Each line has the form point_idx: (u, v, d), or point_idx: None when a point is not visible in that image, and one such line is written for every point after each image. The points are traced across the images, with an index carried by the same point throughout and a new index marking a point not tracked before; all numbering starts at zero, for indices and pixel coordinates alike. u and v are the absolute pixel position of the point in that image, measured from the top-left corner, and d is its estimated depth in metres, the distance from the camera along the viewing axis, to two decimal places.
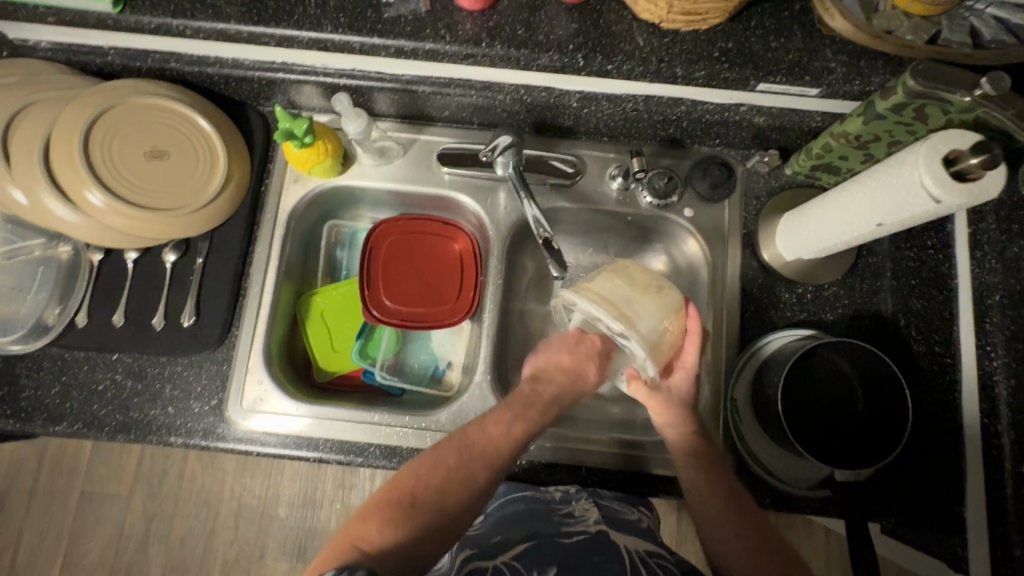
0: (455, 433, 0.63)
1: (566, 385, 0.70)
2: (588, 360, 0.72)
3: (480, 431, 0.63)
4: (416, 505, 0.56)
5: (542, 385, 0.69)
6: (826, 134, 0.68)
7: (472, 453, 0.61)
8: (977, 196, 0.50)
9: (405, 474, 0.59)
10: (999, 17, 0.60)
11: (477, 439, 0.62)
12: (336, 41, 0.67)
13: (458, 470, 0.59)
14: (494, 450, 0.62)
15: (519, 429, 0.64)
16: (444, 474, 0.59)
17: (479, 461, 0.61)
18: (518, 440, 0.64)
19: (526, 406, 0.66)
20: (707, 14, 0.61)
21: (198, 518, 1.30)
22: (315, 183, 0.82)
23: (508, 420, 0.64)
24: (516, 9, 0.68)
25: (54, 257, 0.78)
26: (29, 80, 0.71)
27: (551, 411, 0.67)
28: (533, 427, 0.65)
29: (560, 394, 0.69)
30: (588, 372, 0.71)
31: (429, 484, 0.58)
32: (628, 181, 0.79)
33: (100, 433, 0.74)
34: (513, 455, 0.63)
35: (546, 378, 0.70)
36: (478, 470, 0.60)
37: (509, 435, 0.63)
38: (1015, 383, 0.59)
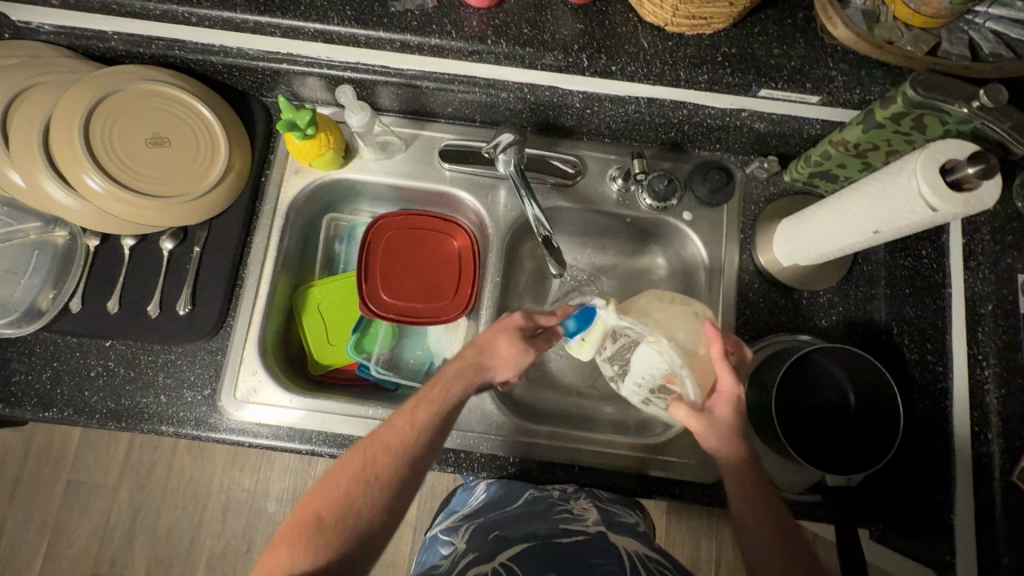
0: (360, 441, 0.56)
1: (474, 359, 0.62)
2: (504, 334, 0.63)
3: (384, 428, 0.56)
4: (330, 524, 0.50)
5: (447, 370, 0.60)
6: (826, 141, 0.69)
7: (377, 457, 0.54)
8: (972, 206, 0.50)
9: (309, 498, 0.53)
10: (997, 31, 0.61)
11: (379, 439, 0.55)
12: (341, 32, 0.67)
13: (364, 476, 0.53)
14: (404, 442, 0.55)
15: (426, 417, 0.57)
16: (349, 484, 0.52)
17: (386, 458, 0.54)
18: (435, 428, 0.57)
19: (431, 391, 0.59)
20: (711, 18, 0.62)
21: (186, 511, 1.29)
22: (316, 175, 0.82)
23: (413, 407, 0.57)
24: (523, 7, 0.68)
25: (50, 241, 0.77)
26: (31, 63, 0.71)
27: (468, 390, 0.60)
28: (445, 411, 0.58)
29: (465, 368, 0.61)
30: (500, 351, 0.63)
31: (332, 502, 0.52)
32: (628, 183, 0.79)
33: (91, 419, 0.73)
34: (434, 443, 0.57)
35: (454, 370, 0.61)
36: (389, 470, 0.54)
37: (417, 424, 0.56)
38: (1005, 392, 0.61)
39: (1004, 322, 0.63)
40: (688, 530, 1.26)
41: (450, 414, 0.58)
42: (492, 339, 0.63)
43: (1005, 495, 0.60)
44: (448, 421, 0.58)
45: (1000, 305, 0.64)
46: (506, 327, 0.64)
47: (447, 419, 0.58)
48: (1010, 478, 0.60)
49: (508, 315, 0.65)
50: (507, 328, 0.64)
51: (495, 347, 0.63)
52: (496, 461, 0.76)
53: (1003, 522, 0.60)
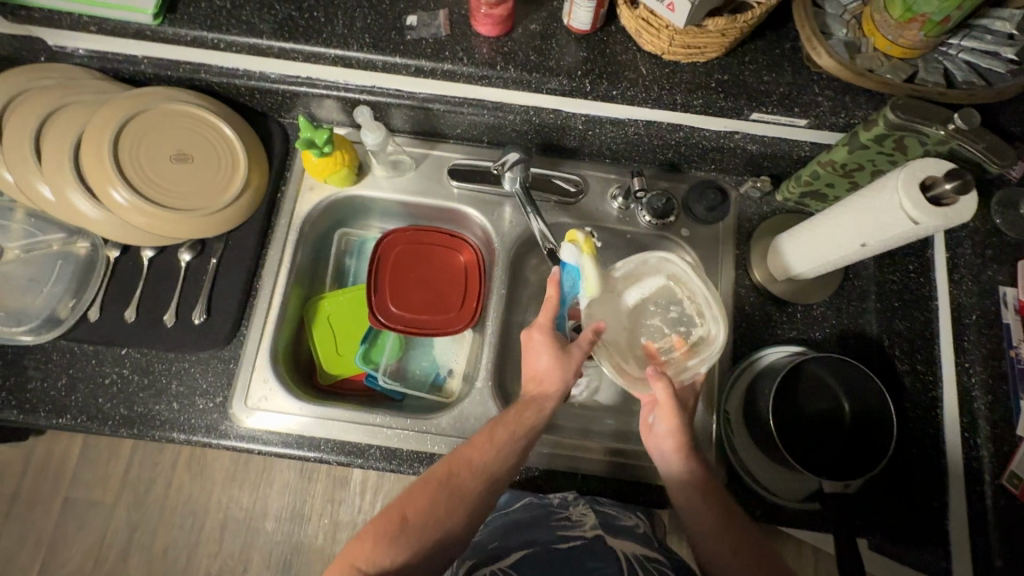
0: (445, 458, 0.63)
1: (531, 395, 0.68)
2: (543, 351, 0.69)
3: (473, 447, 0.63)
4: (410, 525, 0.57)
5: (525, 403, 0.67)
6: (815, 162, 0.73)
7: (466, 473, 0.61)
8: (951, 219, 0.54)
9: (398, 498, 0.60)
10: (969, 61, 0.66)
11: (466, 456, 0.62)
12: (359, 58, 0.72)
13: (452, 492, 0.60)
14: (486, 461, 0.62)
15: (504, 439, 0.64)
16: (439, 492, 0.60)
17: (471, 474, 0.61)
18: (514, 454, 0.64)
19: (504, 416, 0.65)
20: (705, 48, 0.66)
21: (183, 529, 1.28)
22: (329, 192, 0.85)
23: (495, 428, 0.64)
24: (529, 36, 0.73)
25: (72, 252, 0.80)
26: (65, 83, 0.75)
27: (536, 421, 0.66)
28: (528, 437, 0.65)
29: (522, 411, 0.66)
30: (536, 364, 0.69)
31: (424, 507, 0.58)
32: (628, 201, 0.83)
33: (103, 426, 0.75)
34: (513, 469, 0.64)
35: (530, 395, 0.68)
36: (473, 485, 0.61)
37: (503, 452, 0.63)
38: (992, 399, 0.64)
39: (987, 330, 0.67)
40: (689, 551, 1.26)
41: (529, 440, 0.65)
42: (533, 355, 0.70)
43: (996, 500, 0.62)
44: (527, 446, 0.65)
45: (983, 315, 0.67)
46: (534, 345, 0.70)
47: (526, 452, 0.65)
48: (1000, 481, 0.62)
49: (529, 333, 0.70)
50: (534, 346, 0.70)
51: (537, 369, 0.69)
52: None
53: (996, 526, 0.61)
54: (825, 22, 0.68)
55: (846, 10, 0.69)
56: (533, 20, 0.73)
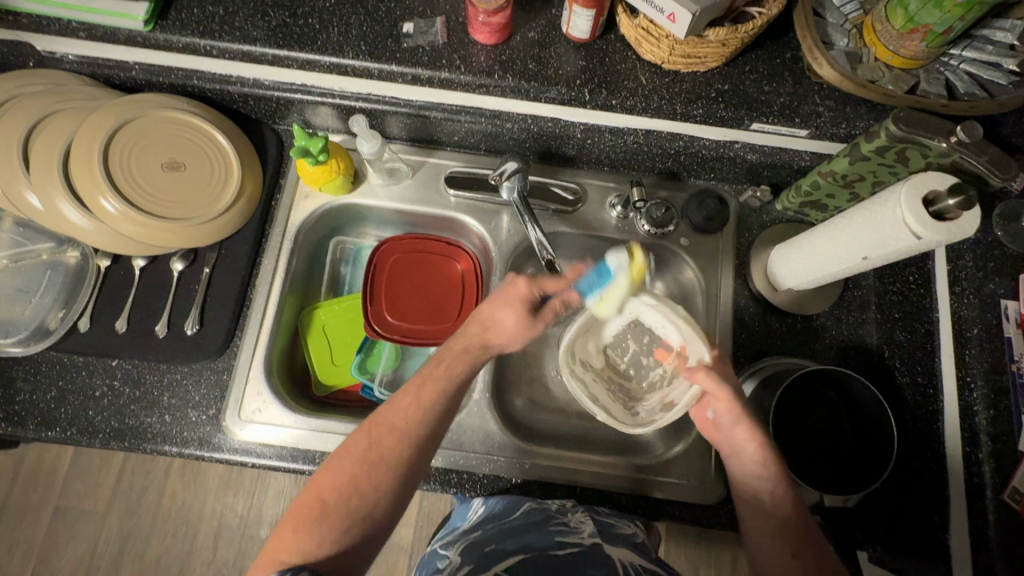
0: (363, 424, 0.60)
1: (478, 336, 0.66)
2: (508, 306, 0.66)
3: (392, 408, 0.60)
4: (333, 506, 0.55)
5: (450, 358, 0.64)
6: (815, 173, 0.73)
7: (385, 436, 0.59)
8: (955, 234, 0.53)
9: (317, 477, 0.58)
10: (971, 73, 0.66)
11: (382, 421, 0.59)
12: (355, 66, 0.71)
13: (372, 459, 0.57)
14: (408, 424, 0.59)
15: (430, 396, 0.61)
16: (357, 462, 0.57)
17: (391, 439, 0.58)
18: (436, 410, 0.61)
19: (438, 367, 0.63)
20: (705, 57, 0.66)
21: (176, 538, 1.27)
22: (324, 200, 0.84)
23: (421, 386, 0.61)
24: (528, 45, 0.72)
25: (63, 261, 0.79)
26: (54, 90, 0.74)
27: (462, 376, 0.63)
28: (449, 390, 0.62)
29: (468, 346, 0.65)
30: (506, 319, 0.65)
31: (344, 480, 0.56)
32: (627, 210, 0.82)
33: (93, 439, 0.73)
34: (438, 425, 0.61)
35: (460, 348, 0.65)
36: (394, 448, 0.58)
37: (422, 408, 0.60)
38: (993, 412, 0.64)
39: (989, 345, 0.67)
40: (687, 558, 1.25)
41: (452, 394, 0.62)
42: (495, 308, 0.66)
43: (998, 515, 0.61)
44: (450, 400, 0.62)
45: (985, 330, 0.67)
46: (505, 294, 0.67)
47: (452, 405, 0.62)
48: (1002, 497, 0.62)
49: (512, 282, 0.67)
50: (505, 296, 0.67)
51: (497, 322, 0.66)
52: (498, 481, 0.76)
53: (998, 541, 0.61)
54: (826, 32, 0.68)
55: (847, 19, 0.68)
56: (532, 28, 0.72)
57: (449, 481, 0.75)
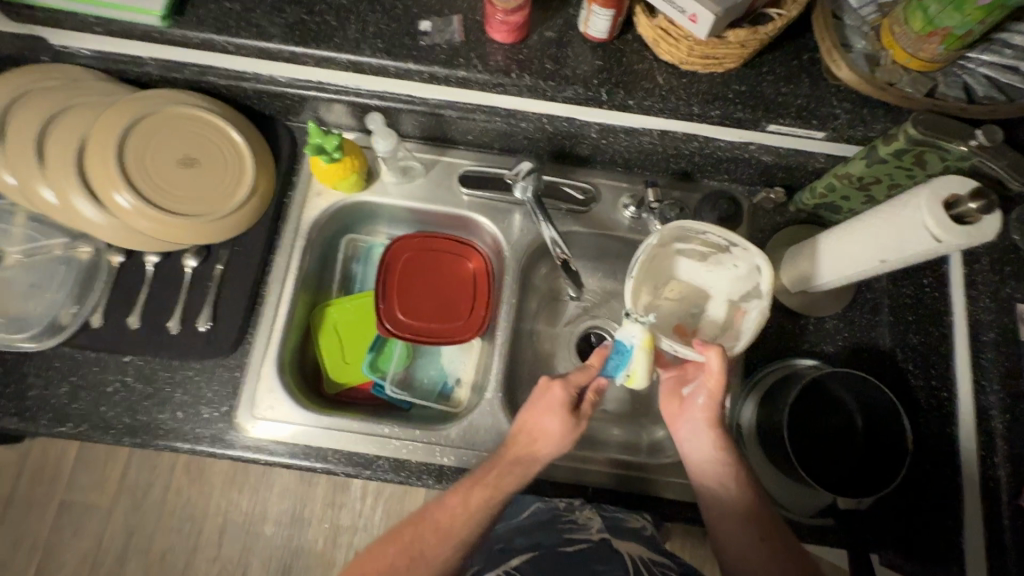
0: (412, 515, 0.63)
1: (524, 449, 0.64)
2: (552, 413, 0.64)
3: (440, 505, 0.61)
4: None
5: (501, 463, 0.63)
6: (830, 175, 0.72)
7: (428, 534, 0.60)
8: (974, 237, 0.53)
9: (361, 559, 0.62)
10: (989, 76, 0.66)
11: (431, 516, 0.61)
12: (372, 64, 0.71)
13: (413, 551, 0.59)
14: (455, 527, 0.59)
15: (476, 505, 0.60)
16: (400, 550, 0.60)
17: (435, 537, 0.60)
18: (484, 518, 0.60)
19: (491, 477, 0.62)
20: (723, 59, 0.66)
21: (182, 534, 1.27)
22: (337, 197, 0.84)
23: (467, 490, 0.61)
24: (545, 44, 0.72)
25: (75, 256, 0.79)
26: (69, 84, 0.73)
27: (511, 488, 0.61)
28: (499, 501, 0.61)
29: (517, 460, 0.63)
30: (549, 425, 0.64)
31: (382, 567, 0.59)
32: (640, 210, 0.82)
33: (106, 435, 0.73)
34: (484, 533, 0.60)
35: (508, 458, 0.63)
36: (439, 548, 0.59)
37: (471, 521, 0.60)
38: (1010, 418, 0.65)
39: (1005, 348, 0.67)
40: (692, 557, 1.25)
41: (505, 502, 0.61)
42: (539, 414, 0.65)
43: (1012, 519, 0.62)
44: (502, 510, 0.61)
45: (1003, 332, 0.68)
46: (545, 398, 0.65)
47: (500, 509, 0.61)
48: (1018, 502, 0.63)
49: (547, 388, 0.66)
50: (545, 400, 0.65)
51: (545, 432, 0.64)
52: None
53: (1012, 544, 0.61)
54: (844, 34, 0.68)
55: (865, 21, 0.68)
56: (549, 27, 0.72)
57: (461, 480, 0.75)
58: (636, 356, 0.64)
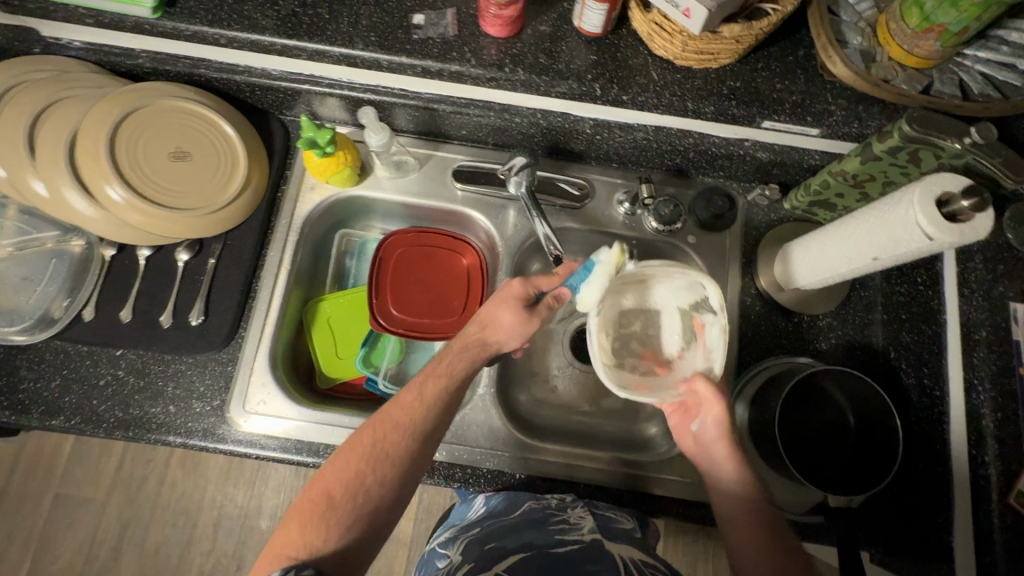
0: (369, 420, 0.60)
1: (473, 334, 0.66)
2: (504, 307, 0.66)
3: (399, 404, 0.60)
4: (340, 498, 0.55)
5: (450, 357, 0.64)
6: (825, 172, 0.72)
7: (389, 431, 0.58)
8: (967, 235, 0.53)
9: (320, 475, 0.57)
10: (985, 73, 0.65)
11: (391, 417, 0.59)
12: (365, 57, 0.70)
13: (376, 452, 0.57)
14: (413, 420, 0.59)
15: (432, 394, 0.61)
16: (361, 454, 0.57)
17: (397, 431, 0.58)
18: (440, 405, 0.61)
19: (437, 366, 0.63)
20: (717, 54, 0.65)
21: (177, 527, 1.27)
22: (330, 192, 0.84)
23: (421, 383, 0.62)
24: (539, 38, 0.71)
25: (67, 250, 0.79)
26: (60, 76, 0.73)
27: (461, 376, 0.63)
28: (452, 390, 0.62)
29: (466, 345, 0.65)
30: (502, 320, 0.66)
31: (347, 476, 0.56)
32: (634, 206, 0.82)
33: (98, 429, 0.73)
34: (440, 421, 0.61)
35: (459, 349, 0.65)
36: (403, 442, 0.58)
37: (427, 408, 0.60)
38: (1000, 415, 0.65)
39: (997, 347, 0.67)
40: (686, 553, 1.26)
41: (456, 391, 0.62)
42: (494, 310, 0.66)
43: (1002, 517, 0.62)
44: (454, 402, 0.62)
45: (994, 332, 0.67)
46: (499, 296, 0.67)
47: (453, 403, 0.62)
48: (1008, 501, 0.62)
49: (510, 285, 0.67)
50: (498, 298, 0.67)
51: (495, 323, 0.66)
52: (501, 476, 0.76)
53: (1002, 543, 0.61)
54: (841, 30, 0.67)
55: (862, 17, 0.68)
56: (543, 21, 0.72)
57: (453, 476, 0.76)
58: (600, 273, 0.61)
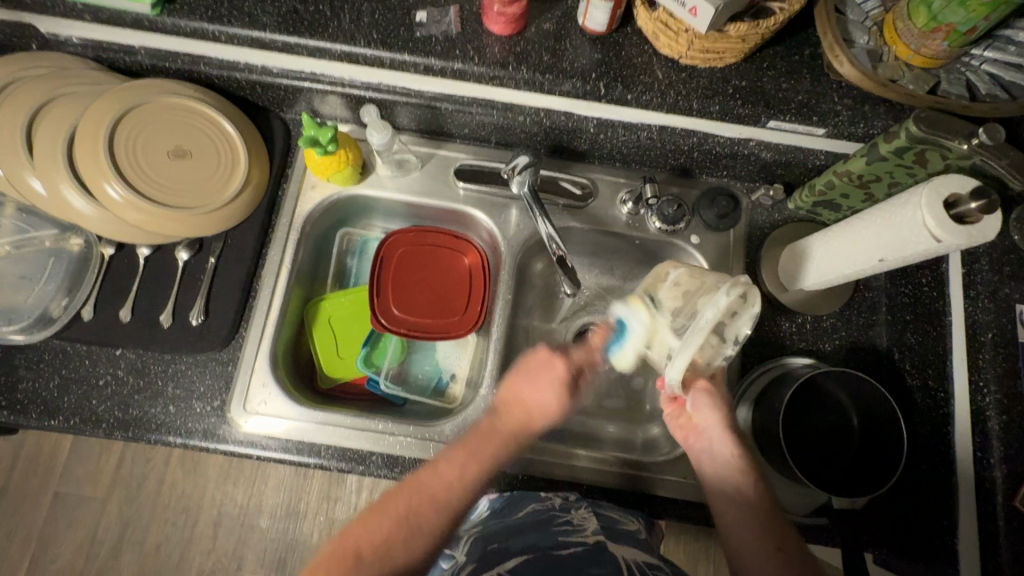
0: (403, 483, 0.60)
1: (520, 424, 0.65)
2: (552, 382, 0.66)
3: (433, 472, 0.60)
4: (367, 562, 0.54)
5: (494, 428, 0.65)
6: (830, 172, 0.72)
7: (425, 503, 0.58)
8: (975, 238, 0.52)
9: (348, 532, 0.57)
10: (992, 73, 0.65)
11: (426, 484, 0.59)
12: (367, 55, 0.70)
13: (409, 518, 0.57)
14: (450, 497, 0.59)
15: (472, 475, 0.61)
16: (393, 522, 0.57)
17: (432, 506, 0.58)
18: (474, 487, 0.61)
19: (480, 447, 0.63)
20: (723, 52, 0.65)
21: (176, 526, 1.26)
22: (332, 190, 0.83)
23: (461, 462, 0.61)
24: (543, 36, 0.71)
25: (66, 248, 0.78)
26: (57, 73, 0.72)
27: (501, 460, 0.63)
28: (488, 473, 0.62)
29: (512, 429, 0.65)
30: (546, 399, 0.65)
31: (376, 540, 0.55)
32: (638, 206, 0.81)
33: (97, 429, 0.73)
34: (468, 502, 0.60)
35: (501, 429, 0.65)
36: (436, 517, 0.58)
37: (462, 487, 0.60)
38: (1005, 418, 0.64)
39: (1003, 350, 0.66)
40: (686, 553, 1.26)
41: (491, 473, 0.63)
42: (536, 386, 0.66)
43: (1008, 520, 0.62)
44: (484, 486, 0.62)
45: (1000, 334, 0.67)
46: (539, 363, 0.67)
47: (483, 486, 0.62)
48: (1013, 503, 0.62)
49: (548, 358, 0.67)
50: (540, 366, 0.67)
51: (541, 398, 0.65)
52: (504, 477, 0.76)
53: (1007, 546, 0.61)
54: (847, 29, 0.67)
55: (868, 16, 0.67)
56: (546, 19, 0.71)
57: None
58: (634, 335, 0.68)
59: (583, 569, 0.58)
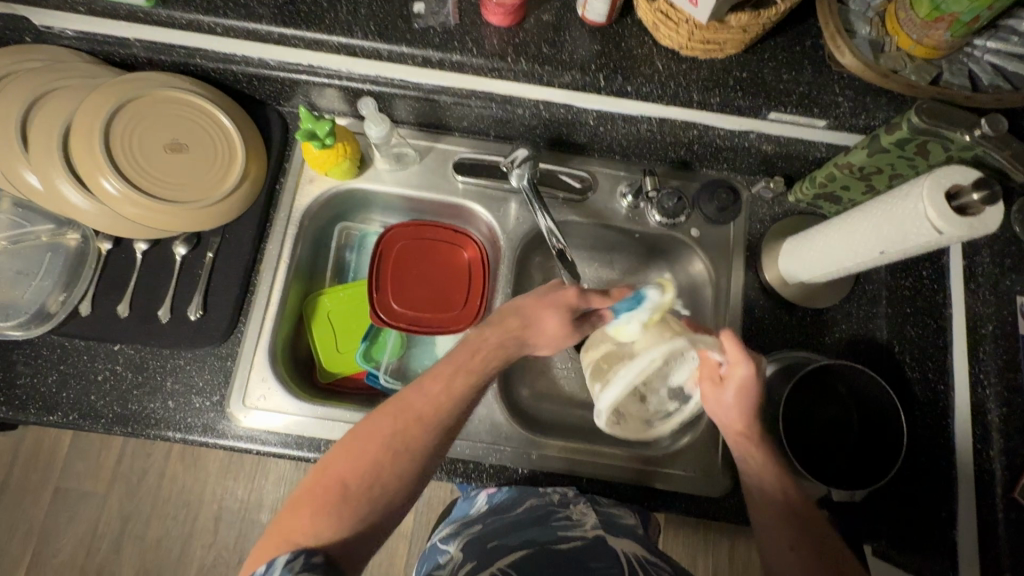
0: (389, 403, 0.60)
1: (515, 330, 0.65)
2: (550, 308, 0.66)
3: (420, 393, 0.60)
4: (353, 489, 0.54)
5: (486, 339, 0.64)
6: (831, 165, 0.71)
7: (411, 421, 0.58)
8: (976, 229, 0.52)
9: (329, 462, 0.56)
10: (995, 64, 0.64)
11: (414, 406, 0.59)
12: (364, 47, 0.69)
13: (397, 438, 0.57)
14: (437, 414, 0.59)
15: (460, 387, 0.61)
16: (381, 442, 0.56)
17: (419, 426, 0.58)
18: (464, 400, 0.60)
19: (467, 358, 0.63)
20: (725, 44, 0.64)
21: (177, 521, 1.27)
22: (330, 184, 0.82)
23: (449, 377, 0.61)
24: (542, 27, 0.70)
25: (63, 243, 0.78)
26: (51, 67, 0.71)
27: (490, 371, 0.63)
28: (478, 385, 0.62)
29: (503, 342, 0.65)
30: (546, 323, 0.66)
31: (360, 466, 0.55)
32: (638, 200, 0.81)
33: (96, 424, 0.72)
34: (459, 414, 0.60)
35: (495, 342, 0.64)
36: (424, 436, 0.58)
37: (450, 404, 0.60)
38: (1006, 410, 0.64)
39: (1004, 342, 0.66)
40: (685, 546, 1.26)
41: (482, 384, 0.62)
42: (544, 308, 0.67)
43: (1007, 512, 0.62)
44: (474, 401, 0.62)
45: (1000, 327, 0.67)
46: (542, 294, 0.68)
47: (474, 398, 0.62)
48: (1012, 496, 0.62)
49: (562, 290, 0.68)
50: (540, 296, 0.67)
51: (540, 322, 0.66)
52: (504, 471, 0.76)
53: (1006, 539, 0.62)
54: (849, 20, 0.66)
55: (870, 6, 0.66)
56: (546, 10, 0.71)
57: (455, 471, 0.75)
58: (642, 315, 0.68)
59: (584, 562, 0.59)
